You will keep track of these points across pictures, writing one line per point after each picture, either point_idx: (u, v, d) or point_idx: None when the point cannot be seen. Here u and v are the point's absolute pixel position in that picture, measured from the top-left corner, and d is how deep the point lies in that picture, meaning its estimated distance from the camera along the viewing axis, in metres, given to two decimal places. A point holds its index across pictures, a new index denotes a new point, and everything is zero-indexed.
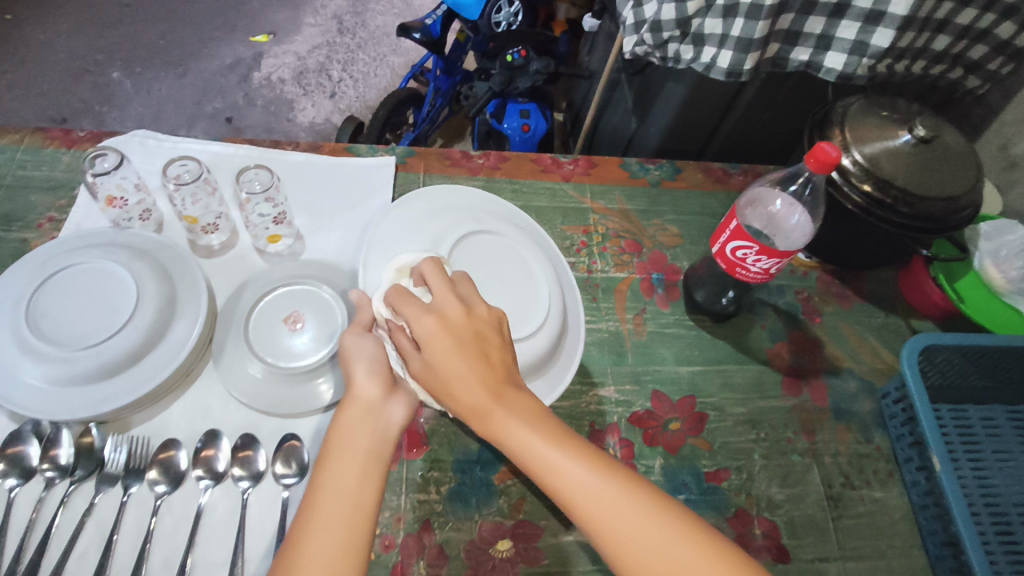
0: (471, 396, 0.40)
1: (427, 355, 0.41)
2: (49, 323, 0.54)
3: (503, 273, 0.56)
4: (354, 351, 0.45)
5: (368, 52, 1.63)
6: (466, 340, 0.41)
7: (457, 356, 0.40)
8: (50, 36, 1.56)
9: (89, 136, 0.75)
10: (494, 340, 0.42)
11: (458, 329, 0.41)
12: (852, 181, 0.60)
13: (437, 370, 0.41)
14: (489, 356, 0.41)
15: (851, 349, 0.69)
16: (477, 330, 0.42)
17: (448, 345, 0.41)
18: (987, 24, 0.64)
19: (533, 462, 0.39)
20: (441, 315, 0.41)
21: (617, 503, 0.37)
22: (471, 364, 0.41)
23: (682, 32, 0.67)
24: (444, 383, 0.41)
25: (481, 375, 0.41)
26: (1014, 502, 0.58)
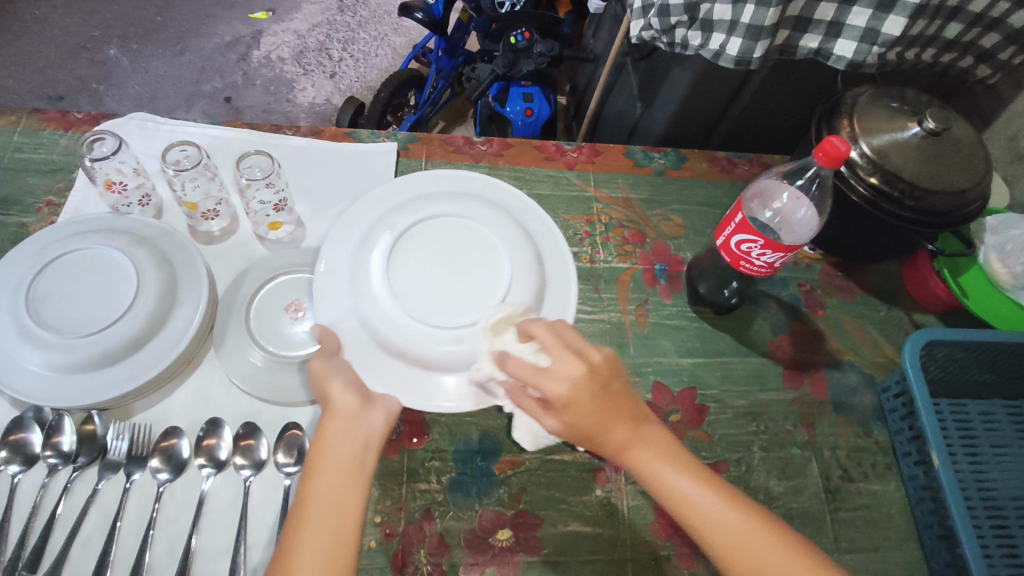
0: (614, 439, 0.43)
1: (565, 411, 0.44)
2: (50, 309, 0.54)
3: (459, 254, 0.58)
4: (326, 370, 0.48)
5: (369, 31, 1.60)
6: (598, 390, 0.44)
7: (593, 409, 0.43)
8: (46, 12, 1.53)
9: (87, 119, 0.74)
10: (617, 386, 0.45)
11: (592, 383, 0.44)
12: (859, 173, 0.60)
13: (577, 426, 0.44)
14: (618, 401, 0.44)
15: (852, 342, 0.69)
16: (604, 378, 0.44)
17: (586, 403, 0.43)
18: (1000, 12, 0.63)
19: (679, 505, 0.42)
20: (566, 372, 0.44)
21: (754, 541, 0.40)
22: (607, 411, 0.43)
23: (691, 17, 0.66)
24: (589, 436, 0.43)
25: (620, 419, 0.44)
26: (1010, 497, 0.58)
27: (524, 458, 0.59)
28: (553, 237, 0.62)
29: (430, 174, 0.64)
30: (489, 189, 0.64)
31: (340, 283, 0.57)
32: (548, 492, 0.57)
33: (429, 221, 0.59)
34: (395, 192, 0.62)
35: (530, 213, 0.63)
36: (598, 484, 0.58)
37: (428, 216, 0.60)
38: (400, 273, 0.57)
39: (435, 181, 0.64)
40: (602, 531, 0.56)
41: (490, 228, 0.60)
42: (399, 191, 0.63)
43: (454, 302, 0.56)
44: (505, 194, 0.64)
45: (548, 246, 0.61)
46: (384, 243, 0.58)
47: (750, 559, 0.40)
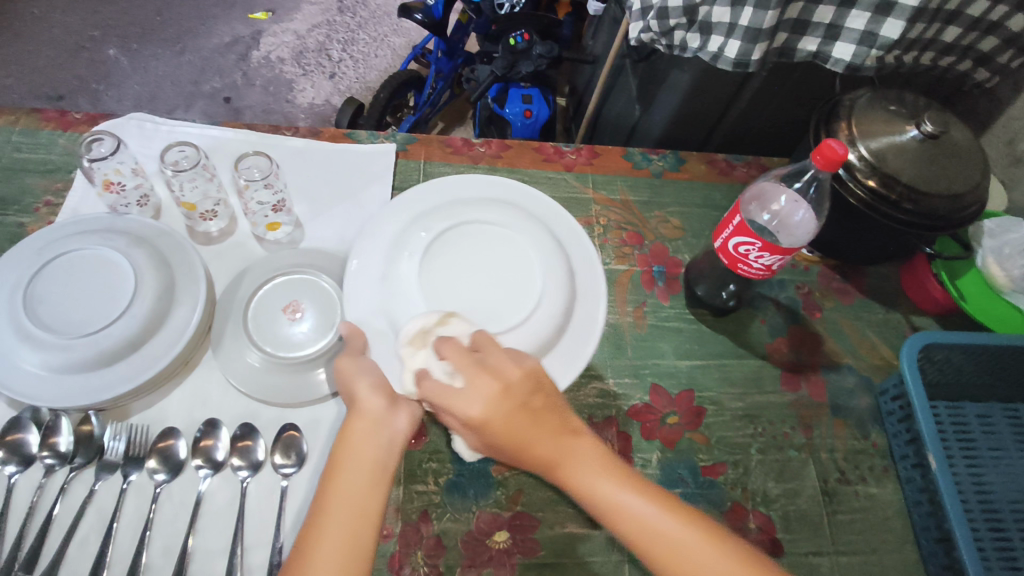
0: (545, 452, 0.44)
1: (487, 428, 0.43)
2: (48, 309, 0.54)
3: (495, 265, 0.59)
4: (354, 371, 0.48)
5: (368, 32, 1.60)
6: (517, 406, 0.43)
7: (512, 425, 0.43)
8: (45, 12, 1.53)
9: (86, 119, 0.74)
10: (538, 397, 0.45)
11: (508, 398, 0.43)
12: (856, 176, 0.60)
13: (504, 443, 0.43)
14: (538, 415, 0.44)
15: (850, 344, 0.69)
16: (526, 392, 0.44)
17: (504, 421, 0.43)
18: (999, 16, 0.63)
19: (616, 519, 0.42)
20: (480, 393, 0.43)
21: (691, 551, 0.40)
22: (528, 427, 0.43)
23: (690, 19, 0.66)
24: (513, 452, 0.44)
25: (544, 434, 0.44)
26: (1007, 499, 0.58)
27: None
28: (585, 250, 0.61)
29: (463, 178, 0.64)
30: (524, 196, 0.64)
31: (370, 283, 0.57)
32: (546, 494, 0.57)
33: (464, 229, 0.60)
34: (431, 196, 0.63)
35: (561, 221, 0.62)
36: None
37: (461, 223, 0.60)
38: (431, 278, 0.57)
39: (469, 186, 0.64)
40: (600, 533, 0.56)
41: (524, 237, 0.60)
42: (431, 196, 0.63)
43: (484, 313, 0.56)
44: (538, 203, 0.63)
45: (578, 259, 0.60)
46: (418, 245, 0.58)
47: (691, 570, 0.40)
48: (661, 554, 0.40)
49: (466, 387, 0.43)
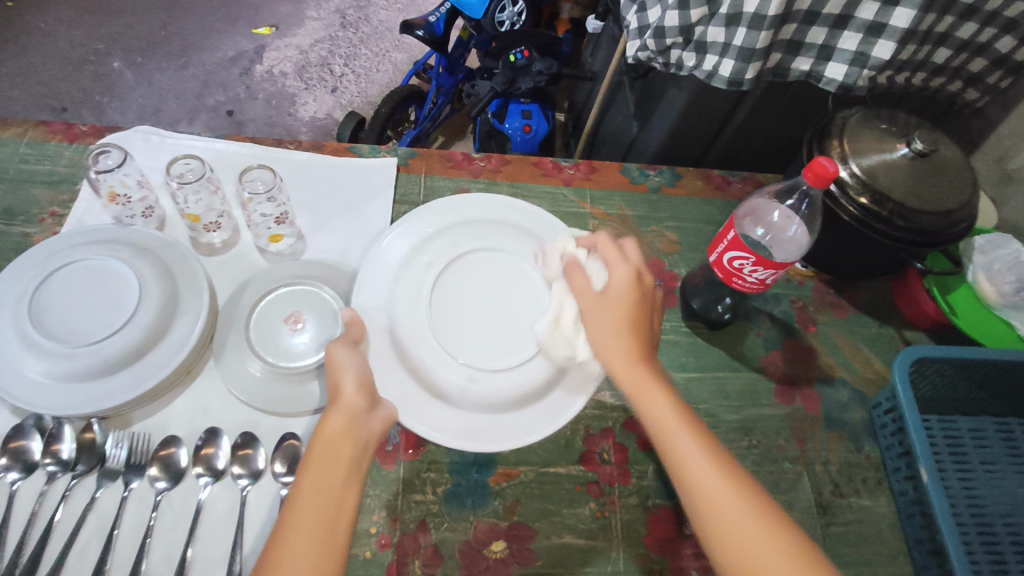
0: (626, 339, 0.48)
1: (607, 296, 0.51)
2: (53, 318, 0.55)
3: (510, 299, 0.62)
4: (341, 362, 0.51)
5: (371, 47, 1.63)
6: (641, 300, 0.51)
7: (627, 309, 0.50)
8: (52, 25, 1.56)
9: (92, 131, 0.75)
10: (647, 306, 0.51)
11: (634, 288, 0.51)
12: (848, 193, 0.61)
13: (607, 317, 0.50)
14: (644, 324, 0.50)
15: (844, 358, 0.70)
16: (646, 296, 0.51)
17: (625, 297, 0.50)
18: (987, 38, 0.64)
19: (653, 419, 0.45)
20: (625, 271, 0.52)
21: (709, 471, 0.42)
22: (631, 321, 0.49)
23: (685, 39, 0.68)
24: (602, 334, 0.50)
25: (637, 331, 0.49)
26: (1000, 513, 0.59)
27: (519, 471, 0.59)
28: None
29: (496, 200, 0.67)
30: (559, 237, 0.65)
31: (383, 280, 0.61)
32: (543, 505, 0.58)
33: (484, 255, 0.64)
34: (460, 212, 0.66)
35: None
36: (591, 497, 0.58)
37: (487, 247, 0.64)
38: (442, 297, 0.61)
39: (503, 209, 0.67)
40: (596, 544, 0.56)
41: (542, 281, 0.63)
42: (464, 210, 0.66)
43: (485, 347, 0.60)
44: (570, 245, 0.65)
45: None
46: (437, 257, 0.63)
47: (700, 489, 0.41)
48: (678, 457, 0.43)
49: (611, 265, 0.53)
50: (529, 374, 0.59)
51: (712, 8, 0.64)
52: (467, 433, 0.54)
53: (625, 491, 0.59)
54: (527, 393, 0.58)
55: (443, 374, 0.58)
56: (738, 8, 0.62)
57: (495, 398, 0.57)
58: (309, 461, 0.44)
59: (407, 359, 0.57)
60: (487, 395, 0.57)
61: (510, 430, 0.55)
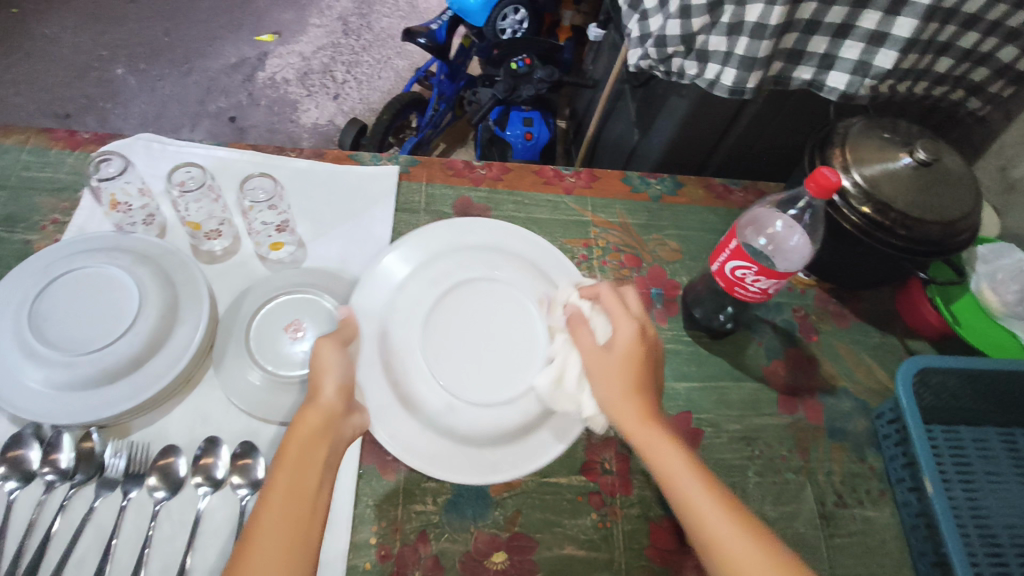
0: (638, 405, 0.49)
1: (615, 355, 0.51)
2: (53, 327, 0.55)
3: (507, 334, 0.62)
4: (327, 364, 0.50)
5: (373, 54, 1.63)
6: (645, 354, 0.52)
7: (636, 366, 0.51)
8: (56, 32, 1.56)
9: (94, 138, 0.75)
10: (654, 364, 0.52)
11: (640, 343, 0.52)
12: (851, 202, 0.61)
13: (616, 376, 0.51)
14: (648, 374, 0.51)
15: (847, 368, 0.70)
16: (653, 352, 0.53)
17: (633, 354, 0.51)
18: (989, 47, 0.64)
19: (672, 483, 0.46)
20: (629, 331, 0.52)
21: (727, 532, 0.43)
22: (637, 378, 0.50)
23: (687, 48, 0.68)
24: (612, 397, 0.50)
25: (646, 395, 0.50)
26: (1005, 524, 0.59)
27: (521, 480, 0.59)
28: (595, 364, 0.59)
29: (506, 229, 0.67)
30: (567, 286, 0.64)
31: (387, 288, 0.62)
32: (544, 515, 0.57)
33: (491, 284, 0.64)
34: (475, 235, 0.66)
35: None
36: (593, 508, 0.58)
37: (495, 279, 0.64)
38: (442, 315, 0.61)
39: (517, 241, 0.67)
40: (598, 556, 0.56)
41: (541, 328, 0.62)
42: (477, 233, 0.67)
43: (474, 375, 0.59)
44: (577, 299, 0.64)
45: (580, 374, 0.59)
46: (445, 275, 0.63)
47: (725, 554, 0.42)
48: (699, 519, 0.44)
49: (616, 319, 0.53)
50: (508, 414, 0.58)
51: (714, 17, 0.64)
52: (435, 457, 0.54)
53: (627, 501, 0.59)
54: (500, 433, 0.57)
55: (424, 393, 0.58)
56: (741, 17, 0.62)
57: (469, 429, 0.57)
58: (282, 461, 0.45)
59: (393, 373, 0.58)
60: (462, 424, 0.57)
61: (475, 463, 0.55)
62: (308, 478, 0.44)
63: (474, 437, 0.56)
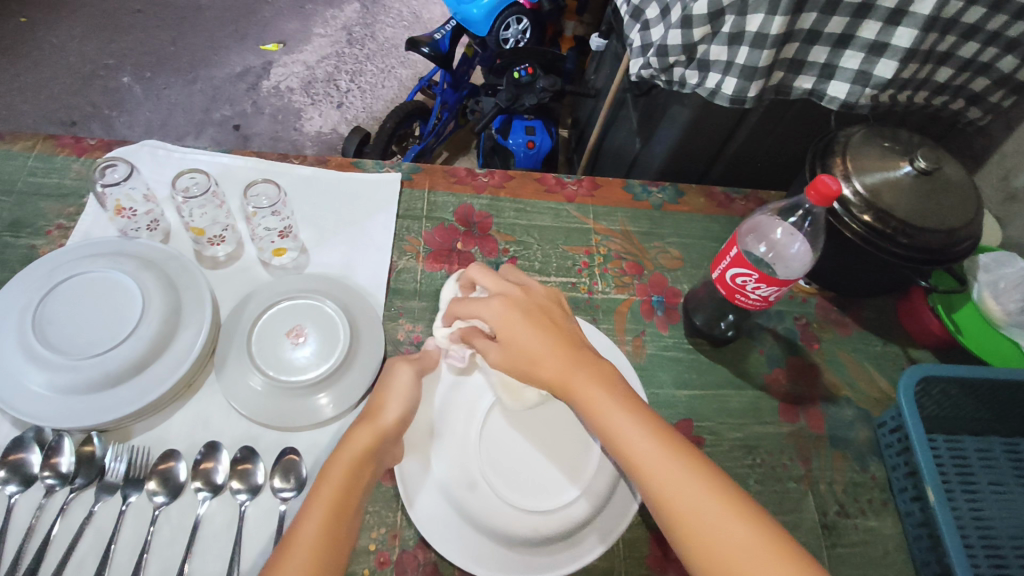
0: (551, 365, 0.49)
1: (501, 337, 0.51)
2: (56, 331, 0.55)
3: (560, 451, 0.58)
4: (400, 389, 0.52)
5: (377, 64, 1.64)
6: (529, 313, 0.51)
7: (524, 329, 0.50)
8: (63, 40, 1.58)
9: (100, 145, 0.76)
10: (556, 313, 0.53)
11: (513, 308, 0.51)
12: (852, 211, 0.61)
13: (517, 354, 0.50)
14: (551, 323, 0.52)
15: (849, 377, 0.70)
16: (540, 305, 0.53)
17: (516, 323, 0.50)
18: (989, 58, 0.64)
19: (603, 423, 0.47)
20: (494, 304, 0.52)
21: (655, 458, 0.44)
22: (543, 335, 0.50)
23: (688, 57, 0.68)
24: (525, 364, 0.50)
25: (557, 347, 0.50)
26: (1009, 535, 0.58)
27: None
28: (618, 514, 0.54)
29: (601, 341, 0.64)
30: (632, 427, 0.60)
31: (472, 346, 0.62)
32: None
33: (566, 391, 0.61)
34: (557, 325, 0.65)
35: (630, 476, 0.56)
36: None
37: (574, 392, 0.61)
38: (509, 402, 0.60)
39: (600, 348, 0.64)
40: (598, 564, 0.56)
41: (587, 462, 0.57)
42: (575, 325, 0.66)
43: (510, 466, 0.57)
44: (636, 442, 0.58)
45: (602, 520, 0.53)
46: None
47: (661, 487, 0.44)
48: (626, 454, 0.45)
49: (478, 304, 0.52)
50: (520, 519, 0.54)
51: (715, 26, 0.64)
52: (430, 518, 0.53)
53: None
54: (498, 533, 0.53)
55: (456, 461, 0.56)
56: (741, 27, 0.62)
57: (477, 513, 0.53)
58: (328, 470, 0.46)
59: (443, 432, 0.57)
60: (472, 509, 0.53)
61: (462, 544, 0.52)
62: (355, 484, 0.45)
63: (477, 520, 0.53)
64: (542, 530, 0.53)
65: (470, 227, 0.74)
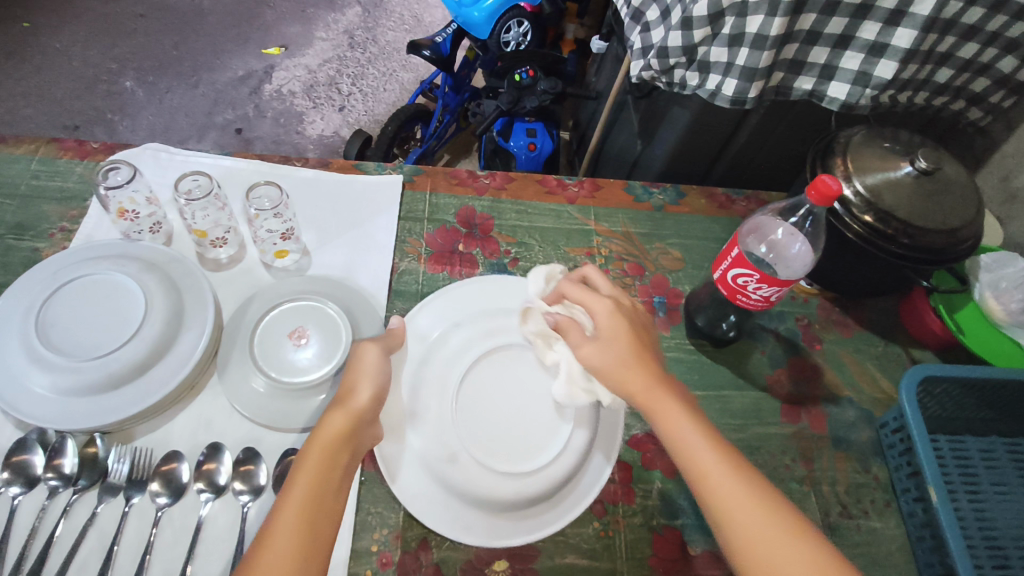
0: (638, 376, 0.50)
1: (603, 334, 0.52)
2: (59, 333, 0.55)
3: (537, 417, 0.59)
4: (369, 370, 0.51)
5: (379, 67, 1.65)
6: (631, 324, 0.53)
7: (626, 330, 0.52)
8: (66, 45, 1.59)
9: (103, 148, 0.76)
10: (644, 328, 0.54)
11: (620, 316, 0.53)
12: (853, 211, 0.61)
13: (610, 354, 0.51)
14: (644, 343, 0.53)
15: (850, 377, 0.70)
16: (639, 321, 0.54)
17: (619, 330, 0.52)
18: (989, 58, 0.64)
19: (683, 447, 0.47)
20: (605, 306, 0.53)
21: (733, 488, 0.44)
22: (635, 346, 0.51)
23: (689, 59, 0.68)
24: (618, 370, 0.51)
25: (643, 361, 0.51)
26: (1012, 536, 0.58)
27: None
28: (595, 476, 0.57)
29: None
30: None
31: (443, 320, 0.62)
32: None
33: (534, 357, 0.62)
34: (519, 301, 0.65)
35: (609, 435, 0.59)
36: (595, 516, 0.58)
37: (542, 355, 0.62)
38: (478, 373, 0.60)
39: None
40: (601, 565, 0.56)
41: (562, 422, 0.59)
42: None
43: (486, 433, 0.58)
44: None
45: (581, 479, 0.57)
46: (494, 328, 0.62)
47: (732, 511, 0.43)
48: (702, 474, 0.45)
49: (588, 300, 0.54)
50: (504, 484, 0.55)
51: (715, 28, 0.64)
52: (416, 495, 0.55)
53: (630, 510, 0.58)
54: (484, 501, 0.55)
55: (434, 436, 0.57)
56: (742, 28, 0.62)
57: (461, 485, 0.55)
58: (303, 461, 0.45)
59: (419, 412, 0.58)
60: (456, 482, 0.55)
61: (450, 516, 0.54)
62: (334, 472, 0.45)
63: (463, 493, 0.55)
64: (526, 492, 0.55)
65: (471, 229, 0.74)
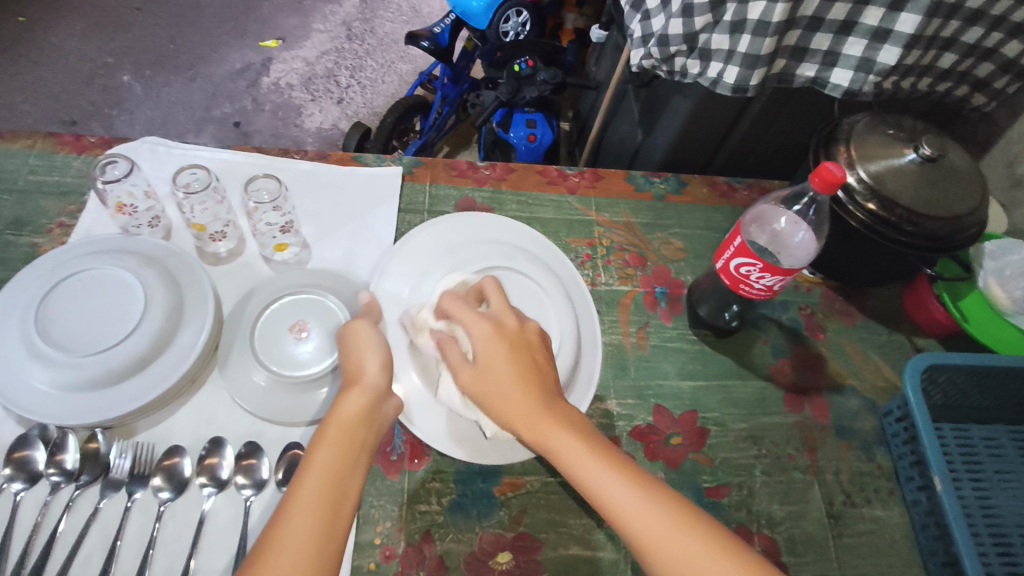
0: (522, 410, 0.45)
1: (481, 364, 0.48)
2: (59, 328, 0.55)
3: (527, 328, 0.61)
4: (364, 343, 0.52)
5: (377, 59, 1.64)
6: (516, 347, 0.48)
7: (504, 359, 0.47)
8: (63, 39, 1.58)
9: (100, 142, 0.76)
10: (540, 351, 0.49)
11: (500, 339, 0.49)
12: (856, 199, 0.60)
13: (489, 385, 0.47)
14: (532, 366, 0.48)
15: (853, 366, 0.69)
16: (527, 340, 0.49)
17: (495, 352, 0.48)
18: (994, 42, 0.64)
19: (589, 485, 0.42)
20: (483, 329, 0.49)
21: (653, 518, 0.39)
22: (516, 373, 0.46)
23: (690, 47, 0.67)
24: (498, 401, 0.46)
25: (530, 388, 0.46)
26: (1016, 524, 0.58)
27: (525, 481, 0.59)
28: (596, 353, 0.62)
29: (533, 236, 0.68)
30: (573, 285, 0.66)
31: (411, 273, 0.64)
32: (548, 515, 0.57)
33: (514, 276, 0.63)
34: (488, 232, 0.68)
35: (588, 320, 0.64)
36: (598, 508, 0.58)
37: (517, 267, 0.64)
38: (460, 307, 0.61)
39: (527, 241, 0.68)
40: (604, 556, 0.56)
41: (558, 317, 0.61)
42: (496, 230, 0.68)
43: None
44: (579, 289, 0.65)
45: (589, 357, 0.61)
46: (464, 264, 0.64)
47: (649, 545, 0.39)
48: (614, 510, 0.41)
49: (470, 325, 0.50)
50: None
51: (717, 14, 0.63)
52: (464, 438, 0.57)
53: None
54: None
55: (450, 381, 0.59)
56: (744, 15, 0.62)
57: None
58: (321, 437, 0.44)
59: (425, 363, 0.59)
60: None
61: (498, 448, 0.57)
62: (354, 450, 0.44)
63: None
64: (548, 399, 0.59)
65: None
